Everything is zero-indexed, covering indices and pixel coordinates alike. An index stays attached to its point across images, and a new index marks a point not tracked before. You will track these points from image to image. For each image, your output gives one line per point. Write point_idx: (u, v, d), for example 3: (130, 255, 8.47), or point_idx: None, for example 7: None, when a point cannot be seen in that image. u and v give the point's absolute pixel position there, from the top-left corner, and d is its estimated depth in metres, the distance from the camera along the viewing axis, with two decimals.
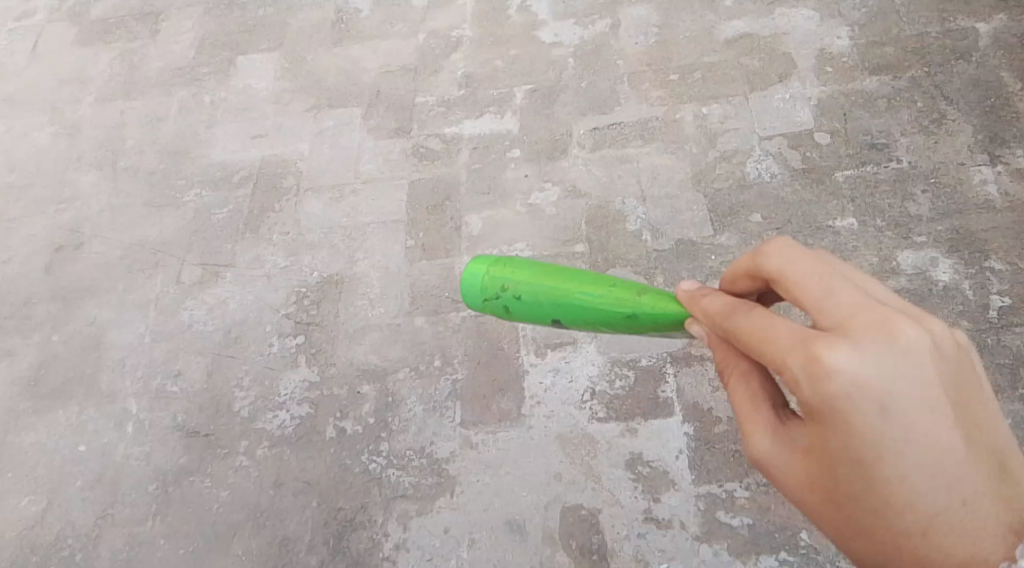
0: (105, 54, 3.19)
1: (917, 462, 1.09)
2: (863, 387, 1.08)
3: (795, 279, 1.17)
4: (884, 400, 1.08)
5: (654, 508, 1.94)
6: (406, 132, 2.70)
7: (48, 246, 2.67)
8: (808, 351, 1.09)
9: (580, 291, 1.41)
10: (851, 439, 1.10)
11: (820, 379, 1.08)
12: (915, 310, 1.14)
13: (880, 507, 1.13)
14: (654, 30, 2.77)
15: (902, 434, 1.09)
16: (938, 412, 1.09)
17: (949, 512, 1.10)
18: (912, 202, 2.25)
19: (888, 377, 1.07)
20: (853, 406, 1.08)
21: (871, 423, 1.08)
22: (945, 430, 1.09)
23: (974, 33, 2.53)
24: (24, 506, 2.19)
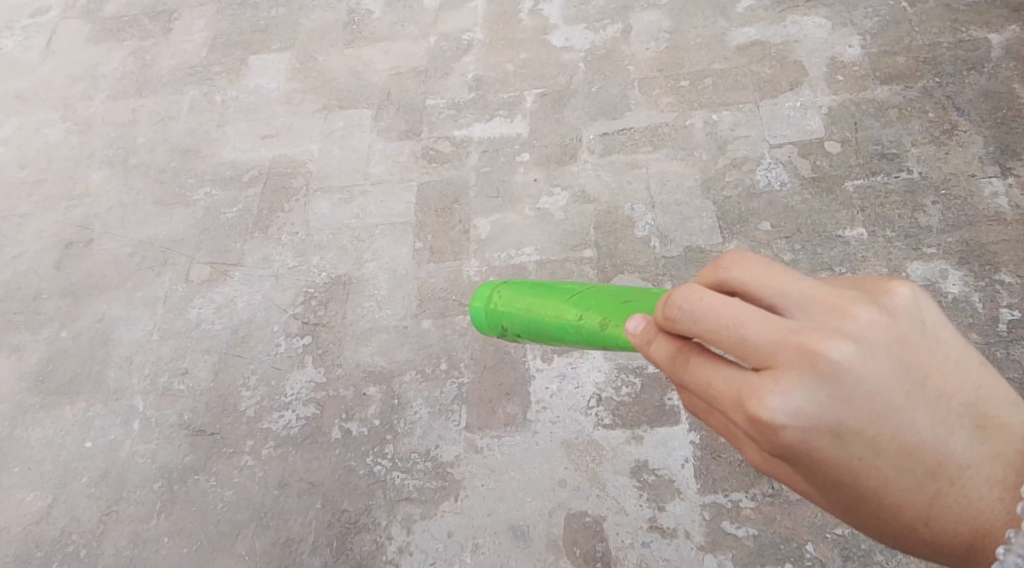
0: (118, 51, 3.20)
1: (891, 466, 1.05)
2: (813, 425, 1.01)
3: (709, 328, 1.04)
4: (836, 428, 1.02)
5: (659, 517, 1.94)
6: (415, 134, 2.71)
7: (58, 242, 2.68)
8: (748, 411, 1.02)
9: (556, 324, 1.37)
10: (821, 468, 1.05)
11: (769, 434, 1.02)
12: (842, 307, 1.03)
13: (878, 510, 1.09)
14: (665, 36, 2.77)
15: (867, 452, 1.04)
16: (898, 418, 1.03)
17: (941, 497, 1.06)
18: (923, 213, 2.25)
19: (833, 406, 1.01)
20: (811, 444, 1.02)
21: (833, 451, 1.03)
22: (911, 428, 1.03)
23: (987, 44, 2.52)
24: (29, 502, 2.20)
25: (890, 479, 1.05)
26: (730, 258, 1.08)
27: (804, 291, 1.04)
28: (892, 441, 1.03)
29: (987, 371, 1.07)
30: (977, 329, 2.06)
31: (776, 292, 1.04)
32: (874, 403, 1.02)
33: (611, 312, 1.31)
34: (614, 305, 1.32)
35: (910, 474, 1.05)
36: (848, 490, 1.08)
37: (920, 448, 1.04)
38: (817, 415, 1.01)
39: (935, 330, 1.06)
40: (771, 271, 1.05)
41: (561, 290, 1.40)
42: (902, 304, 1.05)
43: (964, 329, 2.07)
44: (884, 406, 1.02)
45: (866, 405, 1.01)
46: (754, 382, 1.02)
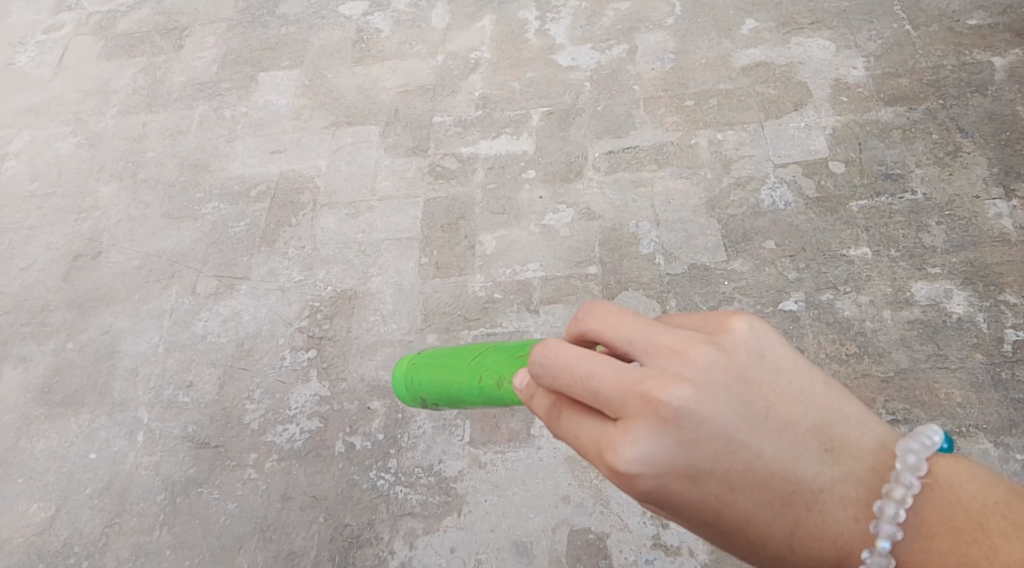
0: (129, 67, 3.24)
1: (749, 503, 1.09)
2: (666, 467, 1.05)
3: (565, 382, 1.07)
4: (688, 469, 1.06)
5: (663, 534, 1.93)
6: (422, 150, 2.73)
7: (67, 254, 2.69)
8: (606, 461, 1.05)
9: (464, 386, 1.38)
10: (681, 506, 1.09)
11: (626, 480, 1.06)
12: (685, 350, 1.06)
13: (745, 543, 1.13)
14: (670, 56, 2.80)
15: (722, 489, 1.07)
16: (749, 455, 1.07)
17: (802, 525, 1.10)
18: (927, 233, 2.25)
19: (683, 448, 1.05)
20: (667, 486, 1.07)
21: (690, 491, 1.07)
22: (762, 462, 1.07)
23: (990, 66, 2.54)
24: (32, 513, 2.20)
25: (750, 514, 1.09)
26: (584, 310, 1.11)
27: (650, 337, 1.07)
28: (746, 478, 1.07)
29: (832, 396, 1.11)
30: (981, 350, 2.06)
31: (624, 340, 1.07)
32: (721, 443, 1.05)
33: (508, 366, 1.33)
34: (511, 359, 1.34)
35: (770, 508, 1.09)
36: (711, 525, 1.12)
37: (775, 482, 1.08)
38: (670, 459, 1.05)
39: (775, 360, 1.09)
40: (618, 321, 1.08)
41: (466, 354, 1.42)
42: (742, 339, 1.08)
43: (969, 349, 2.07)
44: (731, 444, 1.06)
45: (714, 446, 1.05)
46: (610, 434, 1.06)
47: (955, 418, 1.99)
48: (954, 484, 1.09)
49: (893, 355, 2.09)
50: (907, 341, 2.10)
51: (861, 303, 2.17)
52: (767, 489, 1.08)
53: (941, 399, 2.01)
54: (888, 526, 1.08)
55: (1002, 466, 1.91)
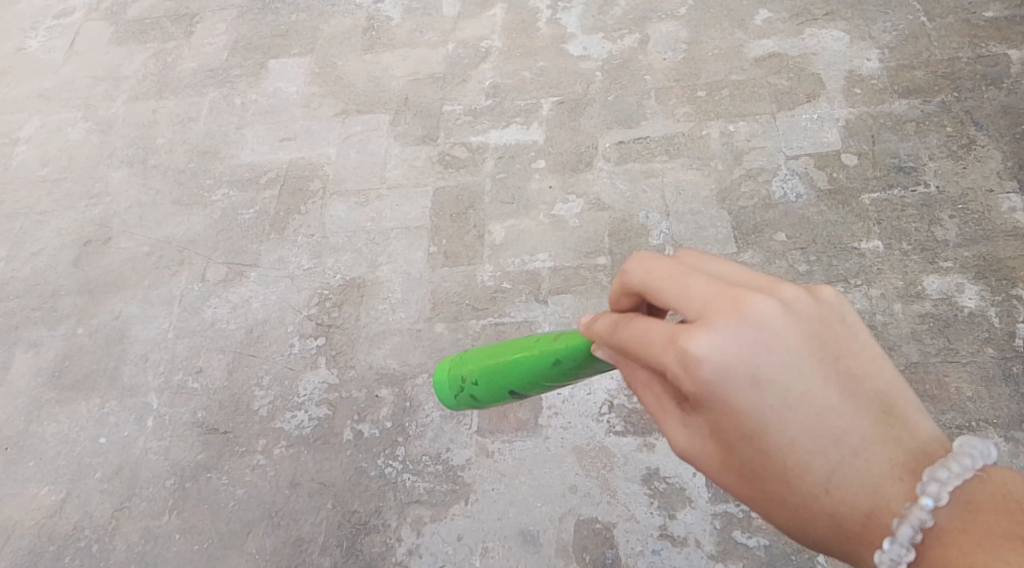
0: (140, 53, 3.24)
1: (799, 430, 1.05)
2: (730, 367, 1.03)
3: (654, 278, 1.09)
4: (752, 376, 1.03)
5: (669, 525, 1.94)
6: (432, 139, 2.72)
7: (77, 240, 2.70)
8: (674, 344, 1.04)
9: (513, 358, 1.38)
10: (730, 418, 1.05)
11: (687, 369, 1.03)
12: (775, 283, 1.09)
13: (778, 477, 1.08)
14: (682, 46, 2.78)
15: (778, 407, 1.04)
16: (812, 379, 1.04)
17: (845, 467, 1.05)
18: (939, 226, 2.24)
19: (752, 353, 1.03)
20: (725, 387, 1.03)
21: (745, 400, 1.04)
22: (824, 395, 1.04)
23: (1006, 59, 2.52)
24: (42, 496, 2.21)
25: (795, 441, 1.05)
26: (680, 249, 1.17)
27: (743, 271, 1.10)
28: (804, 404, 1.04)
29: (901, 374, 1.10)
30: (993, 344, 2.05)
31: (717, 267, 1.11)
32: (790, 362, 1.04)
33: (563, 333, 1.34)
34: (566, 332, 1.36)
35: (818, 440, 1.05)
36: (749, 453, 1.08)
37: (830, 415, 1.05)
38: (736, 359, 1.03)
39: (859, 326, 1.10)
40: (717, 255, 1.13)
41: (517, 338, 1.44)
42: (831, 300, 1.10)
43: (980, 343, 2.06)
44: (798, 367, 1.04)
45: (781, 362, 1.04)
46: (685, 325, 1.05)
47: (965, 412, 1.98)
48: (1008, 480, 1.02)
49: (903, 348, 2.08)
50: (918, 335, 2.09)
51: (873, 297, 2.16)
52: (821, 418, 1.05)
53: (952, 394, 2.00)
54: (936, 486, 1.02)
55: (1011, 460, 1.91)
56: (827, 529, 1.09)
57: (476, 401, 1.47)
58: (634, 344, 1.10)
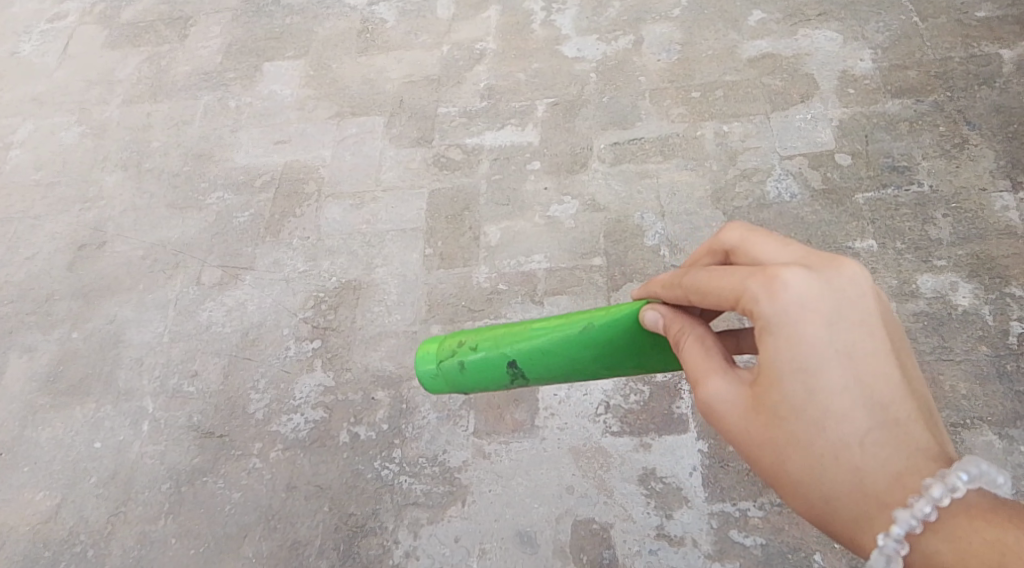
0: (134, 56, 3.23)
1: (851, 381, 1.21)
2: (811, 305, 1.21)
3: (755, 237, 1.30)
4: (828, 318, 1.21)
5: (666, 525, 1.94)
6: (427, 141, 2.72)
7: (72, 244, 2.70)
8: (768, 272, 1.22)
9: (533, 326, 1.51)
10: (795, 351, 1.21)
11: (773, 294, 1.21)
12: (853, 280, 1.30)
13: (818, 421, 1.21)
14: (676, 48, 2.79)
15: (841, 354, 1.21)
16: (875, 344, 1.22)
17: (883, 428, 1.21)
18: (933, 225, 2.25)
19: (832, 302, 1.21)
20: (800, 319, 1.20)
21: (814, 337, 1.20)
22: (882, 361, 1.22)
23: (998, 59, 2.53)
24: (38, 501, 2.21)
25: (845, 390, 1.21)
26: None
27: None
28: (865, 361, 1.21)
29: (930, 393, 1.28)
30: (987, 342, 2.06)
31: None
32: (863, 322, 1.22)
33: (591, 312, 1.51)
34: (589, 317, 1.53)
35: (866, 394, 1.21)
36: (797, 395, 1.22)
37: (883, 379, 1.21)
38: (816, 300, 1.21)
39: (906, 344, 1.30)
40: None
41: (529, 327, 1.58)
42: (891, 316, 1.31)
43: (975, 341, 2.07)
44: (868, 331, 1.22)
45: (856, 320, 1.22)
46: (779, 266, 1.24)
47: (960, 410, 1.98)
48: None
49: None
50: (912, 333, 2.10)
51: None
52: (875, 377, 1.21)
53: (946, 391, 2.01)
54: (974, 466, 1.17)
55: (1006, 458, 1.92)
56: (849, 487, 1.21)
57: (460, 370, 1.54)
58: (713, 285, 1.26)
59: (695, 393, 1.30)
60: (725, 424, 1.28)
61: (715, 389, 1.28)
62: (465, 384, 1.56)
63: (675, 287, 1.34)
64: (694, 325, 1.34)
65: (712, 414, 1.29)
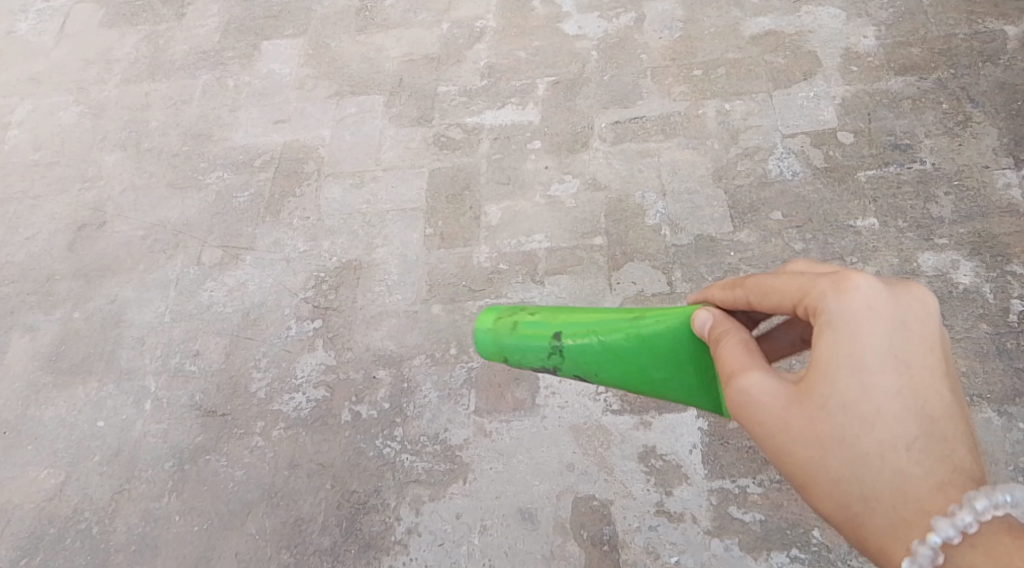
0: (131, 35, 3.21)
1: (904, 388, 1.17)
2: (876, 309, 1.18)
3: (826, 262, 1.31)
4: (891, 326, 1.19)
5: (666, 501, 1.95)
6: (427, 120, 2.71)
7: (71, 224, 2.69)
8: (838, 274, 1.21)
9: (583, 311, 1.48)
10: (853, 348, 1.18)
11: (841, 290, 1.19)
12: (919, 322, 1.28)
13: (866, 420, 1.17)
14: (678, 25, 2.77)
15: (898, 359, 1.18)
16: (931, 357, 1.19)
17: (930, 438, 1.16)
18: (935, 203, 2.24)
19: (897, 313, 1.19)
20: (863, 318, 1.18)
21: (873, 338, 1.18)
22: (938, 379, 1.19)
23: (1003, 35, 2.51)
24: (42, 479, 2.22)
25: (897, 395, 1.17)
26: None
27: None
28: (921, 373, 1.18)
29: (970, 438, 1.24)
30: (987, 320, 2.06)
31: None
32: (926, 339, 1.20)
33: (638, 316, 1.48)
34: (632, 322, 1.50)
35: (919, 404, 1.17)
36: (849, 392, 1.18)
37: (935, 395, 1.18)
38: (882, 308, 1.19)
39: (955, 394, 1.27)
40: None
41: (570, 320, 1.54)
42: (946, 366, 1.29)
43: (975, 319, 2.07)
44: (929, 347, 1.20)
45: (919, 334, 1.19)
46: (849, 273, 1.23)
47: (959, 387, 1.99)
48: None
49: None
50: None
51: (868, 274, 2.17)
52: (928, 391, 1.18)
53: None
54: (1020, 490, 1.10)
55: (1005, 435, 1.92)
56: (886, 490, 1.16)
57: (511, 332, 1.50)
58: (779, 286, 1.26)
59: (732, 388, 1.25)
60: (761, 419, 1.23)
61: (757, 384, 1.23)
62: (508, 350, 1.50)
63: (737, 291, 1.34)
64: (741, 329, 1.32)
65: (748, 410, 1.24)
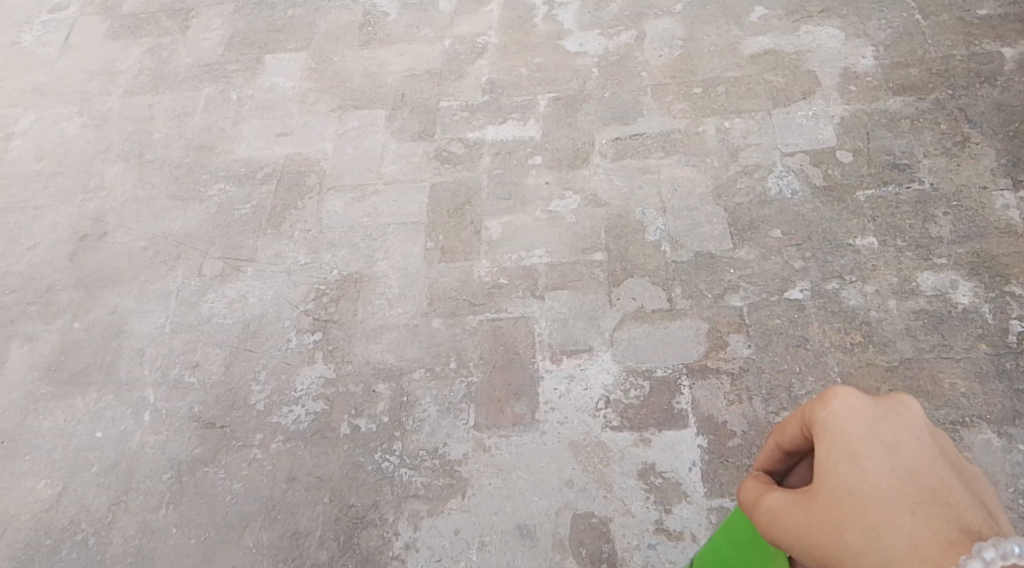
0: (135, 47, 3.23)
1: (899, 470, 1.05)
2: (857, 411, 1.10)
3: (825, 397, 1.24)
4: (875, 422, 1.09)
5: (666, 519, 1.95)
6: (429, 135, 2.72)
7: (73, 234, 2.70)
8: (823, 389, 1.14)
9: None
10: (841, 447, 1.08)
11: (822, 400, 1.12)
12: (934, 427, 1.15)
13: (865, 508, 1.04)
14: (679, 43, 2.79)
15: (888, 445, 1.07)
16: (932, 448, 1.07)
17: (934, 509, 1.01)
18: (933, 223, 2.26)
19: (881, 410, 1.10)
20: (846, 421, 1.09)
21: (856, 432, 1.08)
22: (937, 459, 1.06)
23: (1000, 57, 2.54)
24: (39, 490, 2.21)
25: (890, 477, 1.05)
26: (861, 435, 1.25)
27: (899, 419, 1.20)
28: (915, 455, 1.06)
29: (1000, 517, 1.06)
30: (986, 340, 2.07)
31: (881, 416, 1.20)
32: (918, 428, 1.09)
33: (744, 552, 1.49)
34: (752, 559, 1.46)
35: (920, 481, 1.04)
36: (841, 487, 1.07)
37: (939, 475, 1.04)
38: (866, 411, 1.10)
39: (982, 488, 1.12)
40: None
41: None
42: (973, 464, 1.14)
43: (973, 339, 2.08)
44: (923, 436, 1.08)
45: (909, 424, 1.09)
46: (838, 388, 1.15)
47: (958, 408, 1.99)
48: None
49: (898, 345, 2.09)
50: (912, 330, 2.11)
51: (867, 293, 2.18)
52: (927, 468, 1.05)
53: (946, 389, 2.02)
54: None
55: (1004, 456, 1.93)
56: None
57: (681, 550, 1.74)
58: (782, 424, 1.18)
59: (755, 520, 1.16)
60: (784, 541, 1.11)
61: (770, 508, 1.13)
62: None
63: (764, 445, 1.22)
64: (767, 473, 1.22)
65: (771, 536, 1.13)
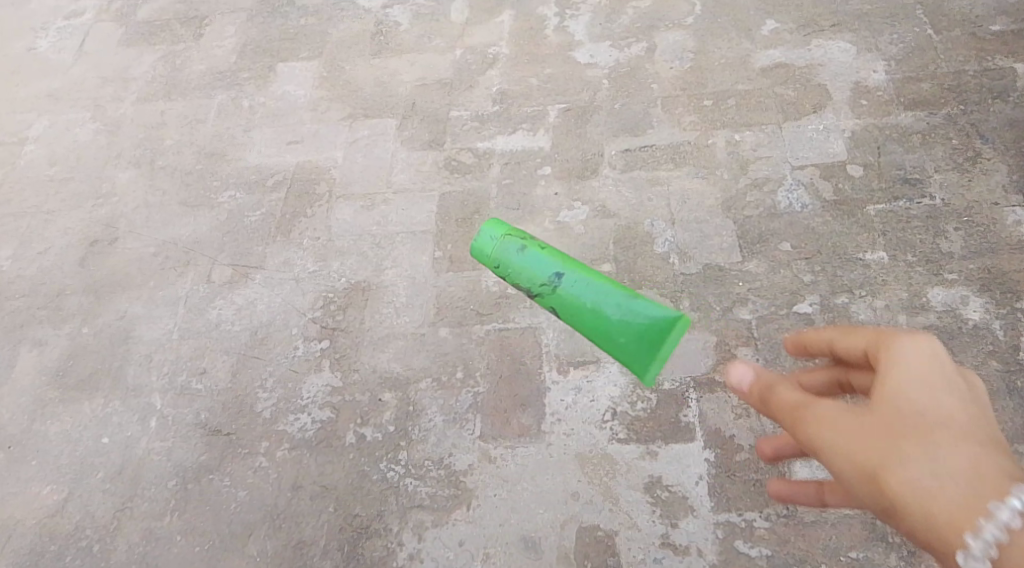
0: (149, 54, 3.25)
1: (958, 416, 1.18)
2: (933, 357, 1.23)
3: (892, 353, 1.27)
4: (946, 372, 1.22)
5: (672, 533, 1.94)
6: (439, 145, 2.73)
7: (83, 240, 2.71)
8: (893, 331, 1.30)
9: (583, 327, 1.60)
10: (909, 377, 1.22)
11: (907, 336, 1.26)
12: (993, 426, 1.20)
13: (917, 431, 1.18)
14: (689, 56, 2.79)
15: (953, 397, 1.20)
16: (985, 415, 1.19)
17: (977, 455, 1.14)
18: (944, 239, 2.24)
19: (951, 369, 1.23)
20: (915, 356, 1.24)
21: (928, 369, 1.22)
22: (990, 426, 1.18)
23: (1013, 73, 2.53)
24: (45, 495, 2.22)
25: (946, 415, 1.18)
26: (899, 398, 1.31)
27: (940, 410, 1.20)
28: (971, 413, 1.19)
29: None
30: (997, 357, 2.05)
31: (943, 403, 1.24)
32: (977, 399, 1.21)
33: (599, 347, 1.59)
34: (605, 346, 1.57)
35: (969, 428, 1.17)
36: (902, 410, 1.20)
37: (985, 432, 1.17)
38: (940, 358, 1.23)
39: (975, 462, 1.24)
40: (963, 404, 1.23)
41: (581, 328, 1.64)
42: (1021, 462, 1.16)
43: (984, 356, 2.06)
44: (983, 408, 1.20)
45: (972, 392, 1.21)
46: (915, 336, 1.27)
47: None
48: None
49: None
50: None
51: (877, 308, 2.16)
52: (977, 424, 1.18)
53: None
54: None
55: None
56: (930, 498, 1.14)
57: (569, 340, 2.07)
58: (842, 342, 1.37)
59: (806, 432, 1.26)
60: (835, 446, 1.23)
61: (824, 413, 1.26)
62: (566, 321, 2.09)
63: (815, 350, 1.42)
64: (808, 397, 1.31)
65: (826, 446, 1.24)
